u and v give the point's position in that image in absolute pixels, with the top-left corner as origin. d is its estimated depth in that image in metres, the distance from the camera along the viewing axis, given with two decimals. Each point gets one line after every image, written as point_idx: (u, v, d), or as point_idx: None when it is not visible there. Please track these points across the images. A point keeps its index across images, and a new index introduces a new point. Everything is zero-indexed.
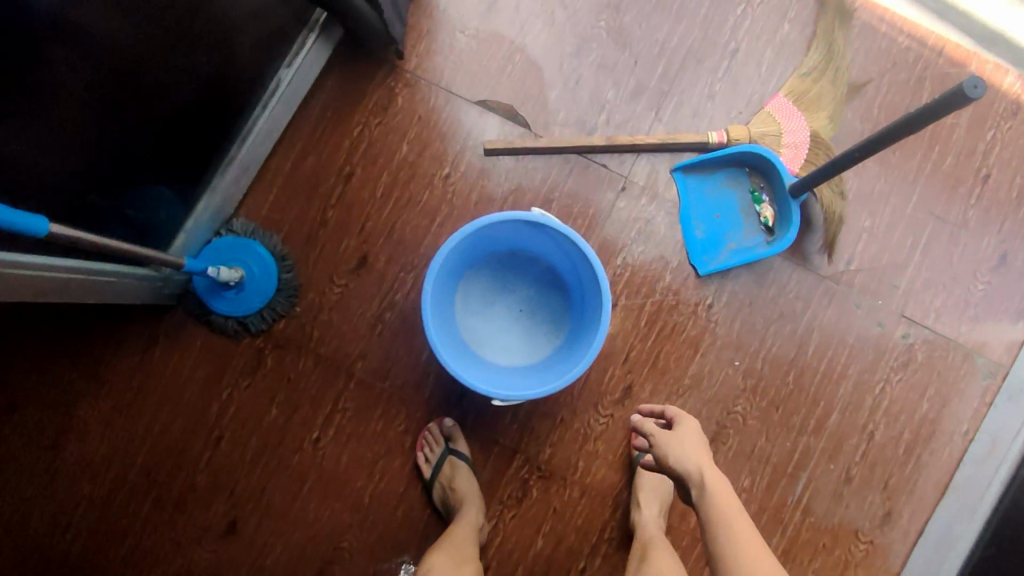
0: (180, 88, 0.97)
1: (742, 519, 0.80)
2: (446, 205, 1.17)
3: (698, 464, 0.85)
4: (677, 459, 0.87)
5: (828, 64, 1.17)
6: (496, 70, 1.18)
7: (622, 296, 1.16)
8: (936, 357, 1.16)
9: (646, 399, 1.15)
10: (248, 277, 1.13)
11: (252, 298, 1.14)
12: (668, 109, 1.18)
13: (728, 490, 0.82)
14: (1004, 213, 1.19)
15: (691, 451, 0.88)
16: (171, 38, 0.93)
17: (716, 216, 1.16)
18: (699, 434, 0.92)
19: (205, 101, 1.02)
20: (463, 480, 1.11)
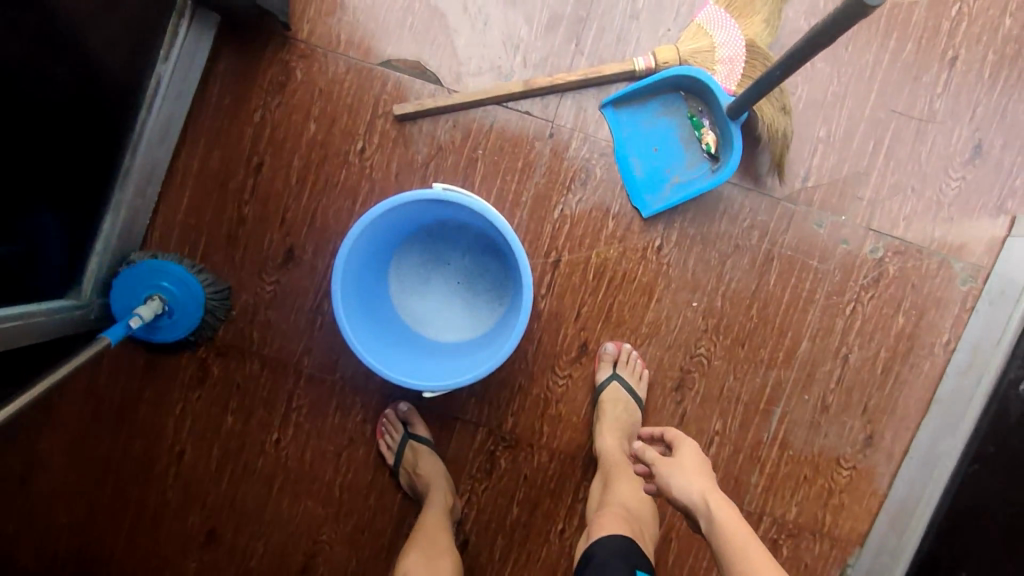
0: (53, 100, 0.83)
1: (755, 542, 0.72)
2: (366, 181, 1.09)
3: (700, 490, 0.79)
4: (680, 490, 0.81)
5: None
6: (396, 24, 1.07)
7: (565, 251, 1.08)
8: (910, 268, 1.09)
9: (601, 342, 1.10)
10: (169, 297, 1.05)
11: (188, 314, 1.06)
12: (589, 38, 1.06)
13: (734, 516, 0.75)
14: (976, 97, 1.07)
15: (693, 477, 0.82)
16: (45, 42, 0.79)
17: (654, 149, 1.07)
18: (700, 458, 0.87)
19: (81, 111, 0.89)
20: (427, 463, 1.08)
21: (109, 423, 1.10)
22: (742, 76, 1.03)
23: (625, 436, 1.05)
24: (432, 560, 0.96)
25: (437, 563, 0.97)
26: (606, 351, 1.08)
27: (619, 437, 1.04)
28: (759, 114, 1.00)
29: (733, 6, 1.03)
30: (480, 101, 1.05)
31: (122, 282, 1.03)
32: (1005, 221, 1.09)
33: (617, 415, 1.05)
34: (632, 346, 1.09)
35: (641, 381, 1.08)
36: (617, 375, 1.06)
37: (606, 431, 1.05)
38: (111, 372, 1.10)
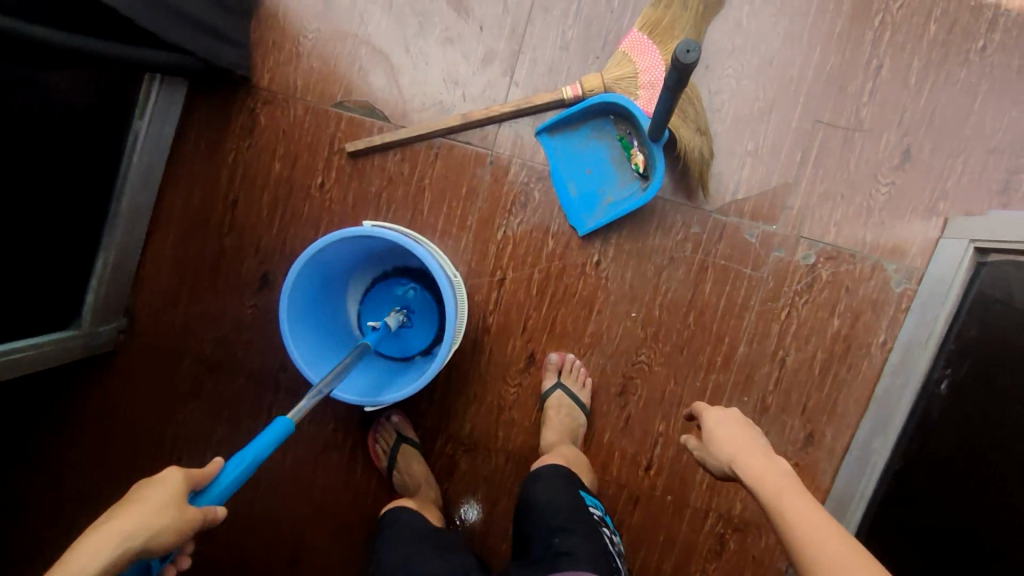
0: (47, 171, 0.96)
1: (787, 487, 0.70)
2: (326, 213, 1.19)
3: (729, 457, 0.79)
4: (722, 465, 0.80)
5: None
6: (345, 68, 1.17)
7: (510, 270, 1.17)
8: (842, 272, 1.12)
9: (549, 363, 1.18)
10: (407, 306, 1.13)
11: (427, 306, 1.14)
12: (523, 69, 1.14)
13: (771, 471, 0.73)
14: (902, 104, 1.10)
15: (731, 445, 0.80)
16: (39, 123, 0.91)
17: (588, 171, 1.13)
18: (735, 420, 0.85)
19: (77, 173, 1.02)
20: (418, 464, 1.17)
21: (117, 438, 1.25)
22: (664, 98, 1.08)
23: (570, 437, 1.13)
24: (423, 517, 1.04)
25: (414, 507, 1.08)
26: (550, 361, 1.16)
27: (561, 436, 1.11)
28: (681, 144, 1.06)
29: (653, 32, 1.08)
30: (423, 136, 1.15)
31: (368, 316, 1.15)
32: (938, 223, 1.10)
33: (564, 421, 1.12)
34: (576, 356, 1.17)
35: (584, 389, 1.15)
36: (560, 384, 1.14)
37: (549, 433, 1.12)
38: (116, 391, 1.25)
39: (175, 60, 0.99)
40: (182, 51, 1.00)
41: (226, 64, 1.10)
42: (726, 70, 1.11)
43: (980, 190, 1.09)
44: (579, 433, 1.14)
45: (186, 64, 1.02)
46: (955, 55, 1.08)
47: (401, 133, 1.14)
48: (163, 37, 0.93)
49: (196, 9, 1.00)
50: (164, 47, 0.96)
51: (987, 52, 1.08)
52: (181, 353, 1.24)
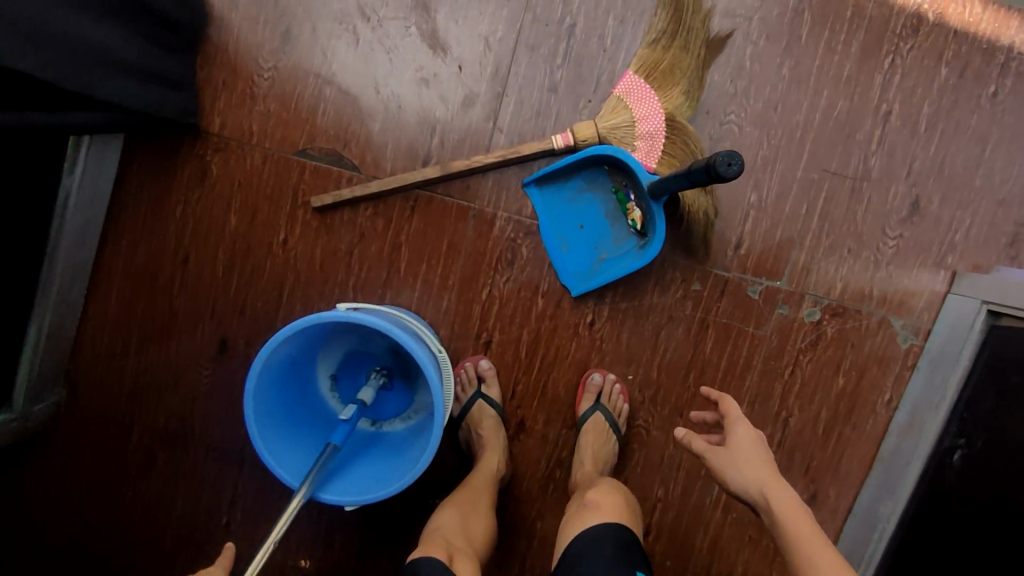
0: None
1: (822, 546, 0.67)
2: (291, 271, 1.08)
3: (758, 484, 0.76)
4: (744, 486, 0.77)
5: (682, 13, 0.97)
6: (307, 112, 1.05)
7: (496, 331, 1.07)
8: (848, 329, 1.06)
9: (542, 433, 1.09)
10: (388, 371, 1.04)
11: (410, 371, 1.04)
12: (507, 114, 1.04)
13: (804, 519, 0.71)
14: (911, 152, 1.03)
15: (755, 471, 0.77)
16: None
17: (580, 227, 1.04)
18: (761, 443, 0.81)
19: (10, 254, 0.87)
20: (489, 427, 1.06)
21: (63, 522, 1.13)
22: (664, 150, 1.00)
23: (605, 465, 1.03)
24: (466, 514, 0.92)
25: (471, 520, 0.92)
26: (593, 382, 1.05)
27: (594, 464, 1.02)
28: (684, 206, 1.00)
29: (651, 77, 0.99)
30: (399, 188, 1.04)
31: (344, 381, 1.05)
32: (946, 277, 1.05)
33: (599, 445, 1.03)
34: (614, 375, 1.07)
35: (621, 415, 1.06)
36: (600, 404, 1.04)
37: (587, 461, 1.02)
38: (59, 471, 1.12)
39: (105, 118, 0.87)
40: (113, 108, 0.87)
41: (165, 112, 0.97)
42: (728, 115, 1.03)
43: (990, 242, 1.04)
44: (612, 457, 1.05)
45: (118, 119, 0.89)
46: (965, 100, 1.02)
47: (375, 185, 1.03)
48: (89, 95, 0.81)
49: (132, 56, 0.87)
50: (92, 106, 0.84)
51: (999, 98, 1.02)
52: (131, 427, 1.12)
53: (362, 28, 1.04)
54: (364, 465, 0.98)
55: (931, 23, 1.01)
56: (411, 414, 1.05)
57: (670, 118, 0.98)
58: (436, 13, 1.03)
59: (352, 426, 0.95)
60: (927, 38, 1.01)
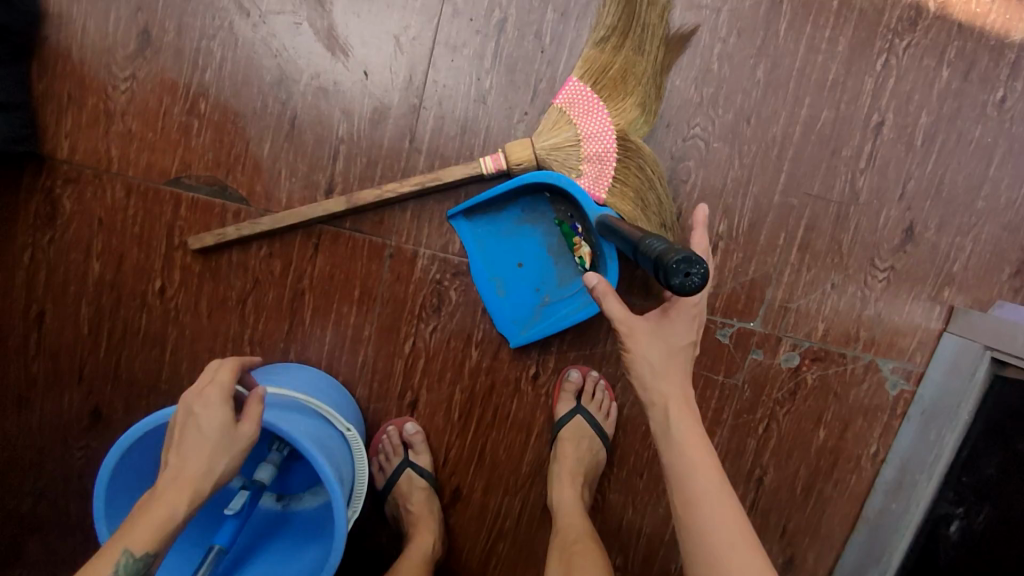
0: None
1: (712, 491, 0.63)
2: (173, 325, 0.89)
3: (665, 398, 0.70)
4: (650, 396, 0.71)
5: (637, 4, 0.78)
6: (179, 132, 0.85)
7: (423, 389, 0.91)
8: (831, 376, 0.91)
9: (481, 500, 0.94)
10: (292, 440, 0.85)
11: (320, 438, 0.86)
12: (426, 131, 0.85)
13: (704, 460, 0.66)
14: (906, 170, 0.87)
15: (670, 386, 0.71)
16: None
17: (518, 265, 0.87)
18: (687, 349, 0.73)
19: None
20: (419, 500, 0.89)
21: None
22: (615, 177, 0.82)
23: (586, 481, 0.88)
24: None
25: None
26: (571, 379, 0.89)
27: (573, 480, 0.86)
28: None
29: (599, 84, 0.81)
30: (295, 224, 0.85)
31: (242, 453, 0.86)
32: (942, 313, 0.90)
33: (581, 457, 0.88)
34: (598, 372, 0.90)
35: (609, 419, 0.90)
36: (584, 410, 0.87)
37: (565, 482, 0.86)
38: None
39: None
40: None
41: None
42: (693, 128, 0.85)
43: (992, 274, 0.89)
44: (594, 473, 0.89)
45: None
46: (969, 107, 0.86)
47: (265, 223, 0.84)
48: None
49: None
50: None
51: (1007, 104, 0.86)
52: None
53: (242, 27, 0.83)
54: (264, 559, 0.80)
55: (931, 15, 0.84)
56: (323, 486, 0.88)
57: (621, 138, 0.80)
58: (333, 7, 0.83)
59: (245, 519, 0.77)
60: (926, 33, 0.85)
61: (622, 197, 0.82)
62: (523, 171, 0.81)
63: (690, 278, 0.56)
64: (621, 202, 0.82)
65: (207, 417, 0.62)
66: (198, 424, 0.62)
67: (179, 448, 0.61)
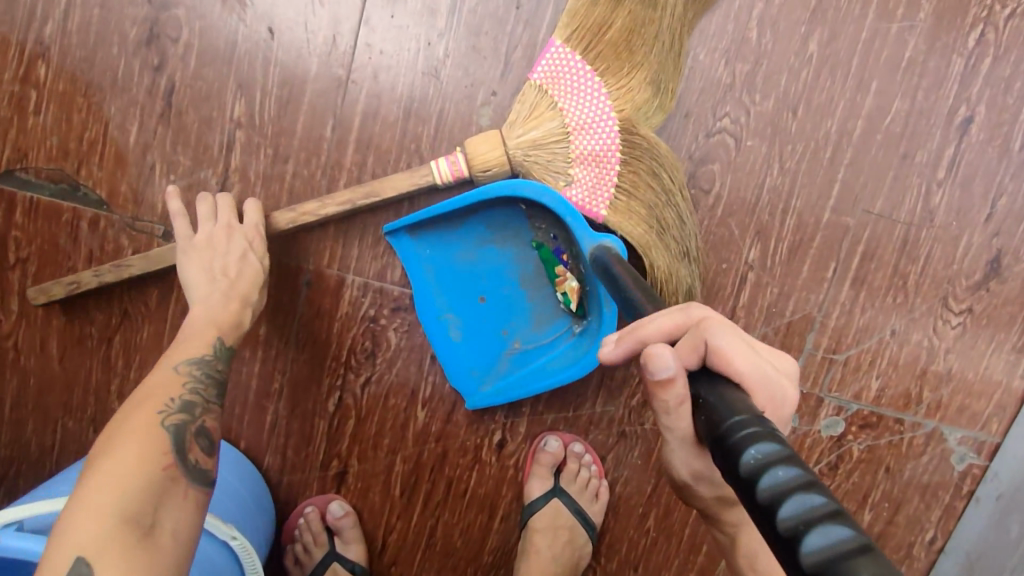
0: None
1: None
2: (11, 371, 0.66)
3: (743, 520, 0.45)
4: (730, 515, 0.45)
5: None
6: (9, 107, 0.61)
7: (354, 457, 0.69)
8: (882, 446, 0.71)
9: None
10: None
11: None
12: (357, 115, 0.62)
13: None
14: (997, 183, 0.66)
15: None
16: None
17: (480, 299, 0.65)
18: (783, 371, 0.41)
19: None
20: None
21: None
22: (618, 186, 0.59)
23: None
24: None
25: None
26: (548, 452, 0.68)
27: None
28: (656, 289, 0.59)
29: (597, 52, 0.58)
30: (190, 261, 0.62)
31: None
32: None
33: (558, 553, 0.68)
34: (583, 444, 0.70)
35: (596, 501, 0.70)
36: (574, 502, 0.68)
37: None
38: None
39: None
40: None
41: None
42: (720, 119, 0.63)
43: None
44: (575, 573, 0.69)
45: None
46: None
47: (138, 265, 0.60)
48: None
49: None
50: None
51: None
52: None
53: None
54: None
55: None
56: None
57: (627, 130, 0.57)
58: None
59: None
60: None
61: (632, 213, 0.59)
62: (491, 179, 0.59)
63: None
64: (631, 220, 0.59)
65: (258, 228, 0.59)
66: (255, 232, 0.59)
67: (233, 245, 0.57)
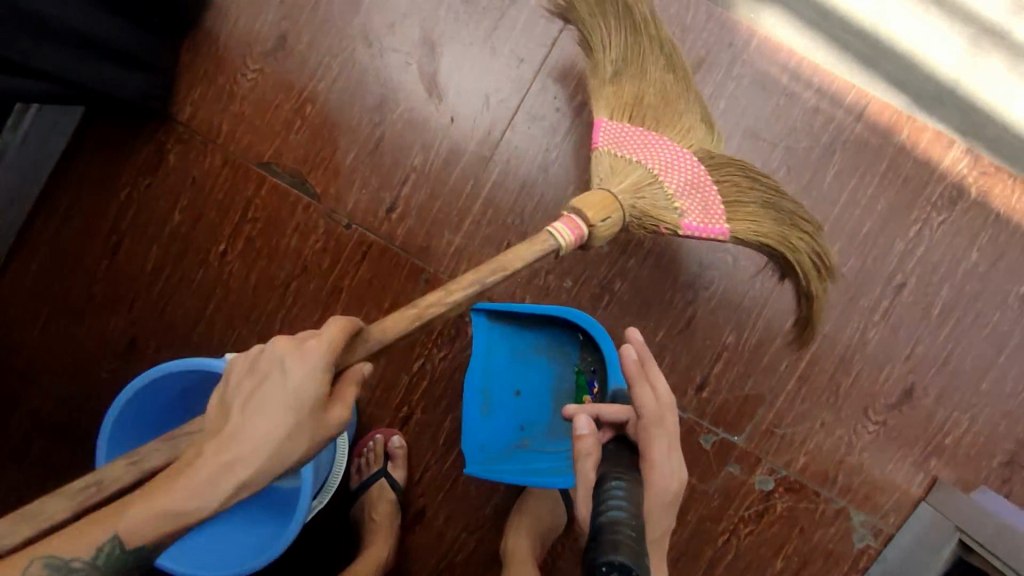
0: None
1: None
2: (222, 286, 1.00)
3: None
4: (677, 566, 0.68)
5: (643, 28, 0.85)
6: (282, 125, 0.98)
7: (418, 408, 0.98)
8: (800, 510, 0.93)
9: (441, 528, 0.98)
10: None
11: None
12: (490, 180, 0.95)
13: None
14: (917, 335, 0.91)
15: None
16: None
17: (515, 393, 0.94)
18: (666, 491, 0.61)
19: None
20: (383, 509, 0.95)
21: None
22: (722, 202, 0.83)
23: (540, 540, 0.91)
24: None
25: None
26: None
27: (526, 534, 0.90)
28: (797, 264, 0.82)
29: (648, 117, 0.85)
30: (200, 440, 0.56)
31: None
32: (924, 482, 0.92)
33: (541, 515, 0.92)
34: None
35: None
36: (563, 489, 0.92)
37: (517, 533, 0.91)
38: None
39: (30, 88, 0.74)
40: (51, 77, 0.76)
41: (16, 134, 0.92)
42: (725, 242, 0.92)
43: (982, 457, 0.91)
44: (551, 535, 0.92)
45: (54, 92, 0.78)
46: (991, 293, 0.90)
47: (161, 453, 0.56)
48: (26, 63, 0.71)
49: (85, 29, 0.77)
50: (33, 75, 0.74)
51: None
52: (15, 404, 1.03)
53: (363, 51, 0.96)
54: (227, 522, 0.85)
55: (972, 199, 0.90)
56: None
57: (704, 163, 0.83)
58: (442, 56, 0.95)
59: None
60: (963, 214, 0.90)
61: (755, 216, 0.83)
62: (609, 225, 0.76)
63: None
64: (758, 221, 0.83)
65: (299, 365, 0.53)
66: (317, 370, 0.54)
67: (262, 388, 0.53)
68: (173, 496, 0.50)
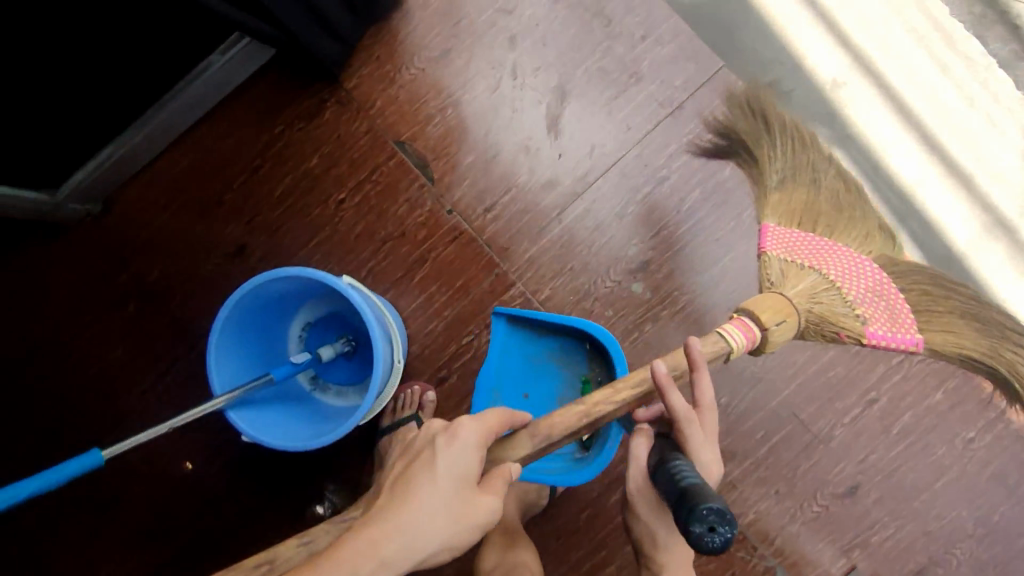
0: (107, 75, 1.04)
1: None
2: (331, 226, 1.19)
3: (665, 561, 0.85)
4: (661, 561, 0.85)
5: (811, 146, 1.00)
6: (423, 117, 1.19)
7: (455, 374, 1.16)
8: (737, 556, 1.10)
9: None
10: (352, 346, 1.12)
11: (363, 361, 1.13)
12: (572, 213, 1.15)
13: None
14: (874, 444, 1.09)
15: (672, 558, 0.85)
16: None
17: (523, 395, 1.10)
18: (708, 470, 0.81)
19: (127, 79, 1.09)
20: None
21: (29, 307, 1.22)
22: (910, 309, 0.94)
23: (521, 511, 1.08)
24: None
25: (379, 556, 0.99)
26: None
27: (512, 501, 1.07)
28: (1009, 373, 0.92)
29: (821, 222, 0.97)
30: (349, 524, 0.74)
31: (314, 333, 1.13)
32: (845, 566, 1.09)
33: (528, 490, 1.09)
34: None
35: None
36: None
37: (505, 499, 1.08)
38: (53, 265, 1.22)
39: (261, 26, 0.99)
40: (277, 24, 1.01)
41: (225, 54, 1.16)
42: None
43: (896, 560, 1.08)
44: (530, 511, 1.09)
45: (275, 35, 1.02)
46: (944, 430, 1.08)
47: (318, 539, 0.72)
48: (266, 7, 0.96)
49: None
50: (267, 18, 0.99)
51: (972, 444, 1.08)
52: (128, 266, 1.22)
53: (506, 81, 1.17)
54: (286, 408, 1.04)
55: None
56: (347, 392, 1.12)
57: (889, 271, 0.95)
58: (567, 105, 1.17)
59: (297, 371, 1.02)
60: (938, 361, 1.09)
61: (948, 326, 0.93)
62: (785, 327, 0.88)
63: (713, 537, 0.66)
64: (951, 331, 0.93)
65: (449, 463, 0.71)
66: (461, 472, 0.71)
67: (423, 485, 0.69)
68: (348, 553, 0.62)
